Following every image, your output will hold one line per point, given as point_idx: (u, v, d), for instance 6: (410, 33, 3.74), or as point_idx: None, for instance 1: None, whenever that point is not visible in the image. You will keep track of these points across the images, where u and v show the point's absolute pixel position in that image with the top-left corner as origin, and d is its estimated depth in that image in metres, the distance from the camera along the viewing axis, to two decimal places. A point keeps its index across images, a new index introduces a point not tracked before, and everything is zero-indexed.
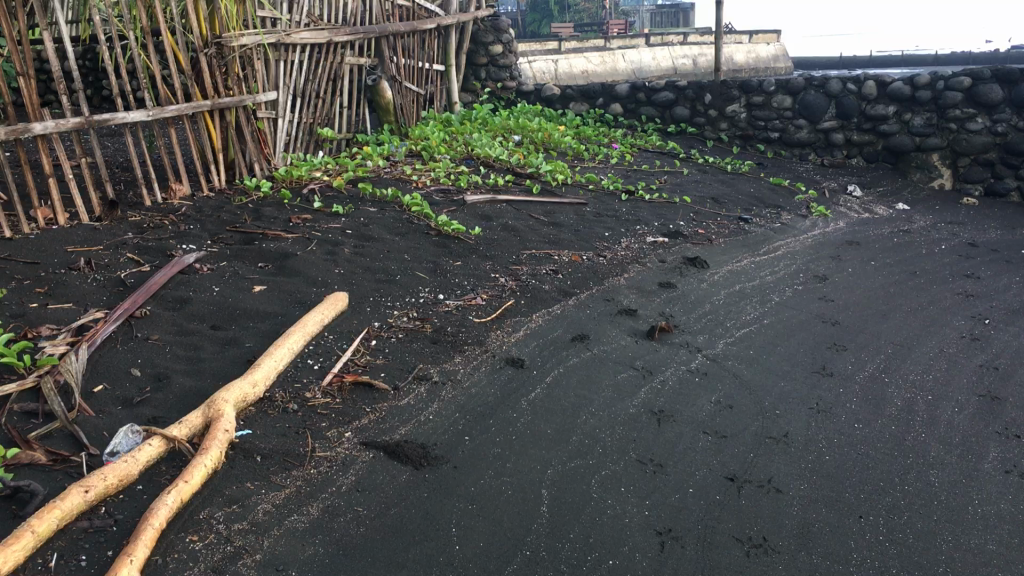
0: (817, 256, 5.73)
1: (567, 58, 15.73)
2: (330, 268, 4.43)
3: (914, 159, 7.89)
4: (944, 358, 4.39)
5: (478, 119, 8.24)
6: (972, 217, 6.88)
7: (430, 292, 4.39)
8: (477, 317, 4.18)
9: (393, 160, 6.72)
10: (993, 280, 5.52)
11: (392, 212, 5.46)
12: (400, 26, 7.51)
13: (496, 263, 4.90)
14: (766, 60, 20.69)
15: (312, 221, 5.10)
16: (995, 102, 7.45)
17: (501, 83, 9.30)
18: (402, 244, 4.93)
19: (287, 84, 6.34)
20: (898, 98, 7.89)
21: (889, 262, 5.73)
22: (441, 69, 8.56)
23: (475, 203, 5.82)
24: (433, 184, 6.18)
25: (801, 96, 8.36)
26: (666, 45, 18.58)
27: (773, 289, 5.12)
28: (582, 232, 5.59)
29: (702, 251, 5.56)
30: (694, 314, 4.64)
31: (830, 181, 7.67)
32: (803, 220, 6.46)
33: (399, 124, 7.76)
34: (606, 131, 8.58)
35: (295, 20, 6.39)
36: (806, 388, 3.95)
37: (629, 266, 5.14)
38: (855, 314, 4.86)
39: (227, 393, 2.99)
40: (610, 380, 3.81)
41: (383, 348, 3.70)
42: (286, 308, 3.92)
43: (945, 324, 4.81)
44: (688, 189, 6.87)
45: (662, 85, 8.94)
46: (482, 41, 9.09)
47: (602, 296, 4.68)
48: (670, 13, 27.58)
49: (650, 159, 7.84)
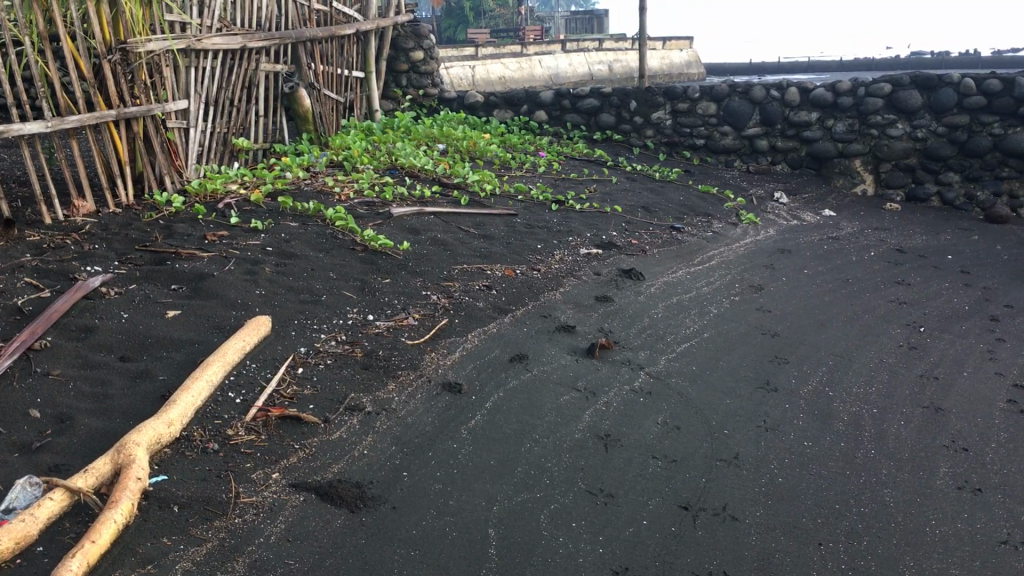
0: (751, 265, 5.67)
1: (484, 64, 15.61)
2: (250, 290, 4.15)
3: (837, 165, 7.96)
4: (885, 368, 4.35)
5: (400, 127, 7.99)
6: (897, 223, 6.93)
7: (358, 312, 4.15)
8: (410, 339, 3.95)
9: (313, 171, 6.44)
10: (924, 286, 5.54)
11: (315, 226, 5.19)
12: (318, 31, 7.23)
13: (427, 279, 4.68)
14: (679, 67, 20.96)
15: (229, 238, 4.80)
16: (914, 108, 7.60)
17: (423, 91, 9.07)
18: (327, 262, 4.67)
19: (199, 93, 6.01)
20: (820, 104, 7.95)
21: (822, 270, 5.71)
22: (361, 76, 8.30)
23: (402, 216, 5.59)
24: (357, 196, 5.92)
25: (725, 102, 8.35)
26: (583, 51, 18.62)
27: (710, 301, 5.02)
28: (513, 245, 5.41)
29: (636, 262, 5.44)
30: (633, 329, 4.50)
31: (756, 188, 7.66)
32: (734, 228, 6.41)
33: (319, 133, 7.46)
34: (531, 139, 8.44)
35: (206, 25, 6.08)
36: (752, 404, 3.84)
37: (564, 280, 4.98)
38: (793, 325, 4.80)
39: (139, 435, 2.70)
40: (552, 403, 3.63)
41: (310, 376, 3.45)
42: (204, 335, 3.63)
43: (882, 332, 4.78)
44: (618, 197, 6.76)
45: (586, 92, 8.83)
46: (403, 48, 8.86)
47: (539, 312, 4.51)
48: (585, 20, 27.74)
49: (578, 167, 7.72)
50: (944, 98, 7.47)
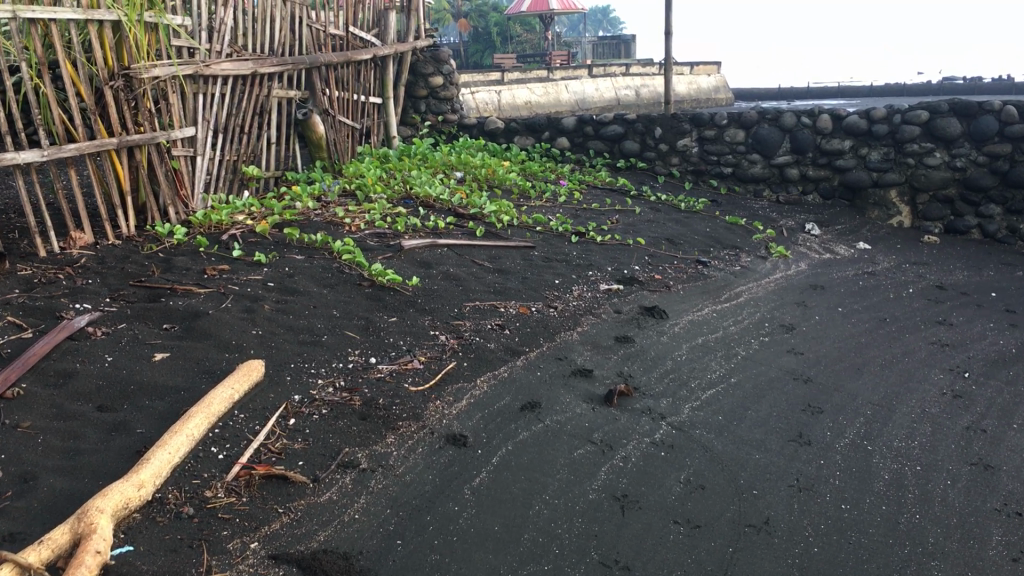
0: (782, 302, 5.36)
1: (510, 89, 15.43)
2: (247, 329, 3.91)
3: (871, 195, 7.63)
4: (929, 418, 4.02)
5: (417, 155, 7.77)
6: (935, 257, 6.60)
7: (360, 354, 3.89)
8: (413, 385, 3.68)
9: (324, 200, 6.22)
10: (967, 327, 5.21)
11: (322, 260, 4.96)
12: (333, 56, 7.04)
13: (436, 317, 4.42)
14: (706, 91, 20.70)
15: (230, 273, 4.57)
16: (953, 136, 7.27)
17: (442, 117, 8.86)
18: (331, 298, 4.42)
19: (207, 119, 5.82)
20: (854, 132, 7.64)
21: (857, 308, 5.39)
22: (378, 102, 8.10)
23: (413, 248, 5.34)
24: (368, 228, 5.69)
25: (754, 129, 8.06)
26: (609, 76, 18.42)
27: (738, 342, 4.72)
28: (530, 280, 5.13)
29: (660, 299, 5.15)
30: (655, 374, 4.20)
31: (786, 219, 7.35)
32: (763, 262, 6.11)
33: (333, 160, 7.26)
34: (552, 167, 8.19)
35: (216, 50, 5.90)
36: (784, 460, 3.53)
37: (582, 318, 4.70)
38: (827, 369, 4.48)
39: (104, 501, 2.45)
40: (565, 458, 3.34)
41: (303, 428, 3.18)
42: (192, 382, 3.38)
43: (924, 378, 4.46)
44: (641, 229, 6.48)
45: (610, 118, 8.57)
46: (422, 73, 8.67)
47: (554, 355, 4.23)
48: (611, 44, 27.60)
49: (600, 197, 7.45)
50: (985, 126, 7.13)
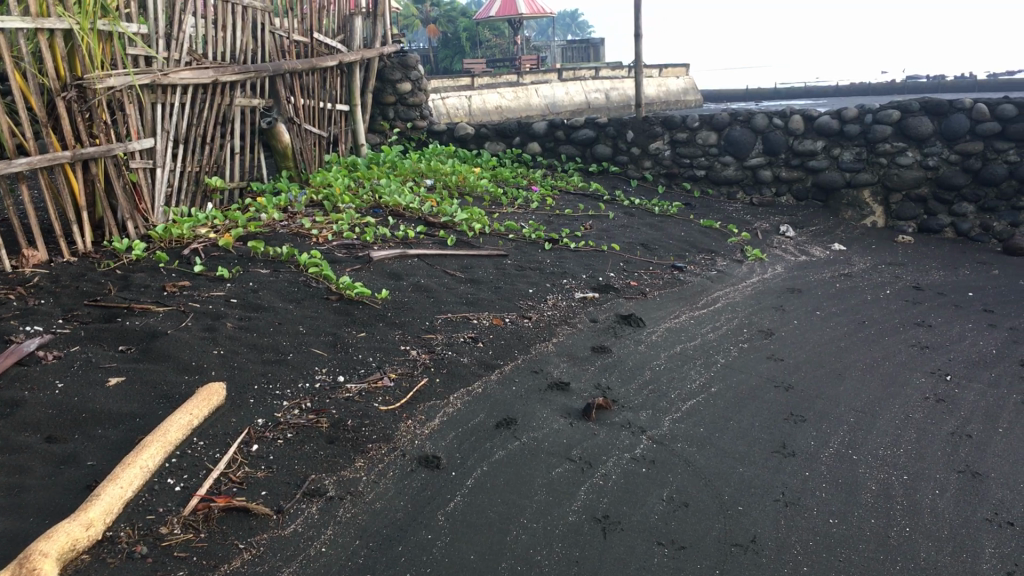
0: (760, 307, 5.26)
1: (480, 93, 15.32)
2: (207, 349, 3.74)
3: (845, 196, 7.57)
4: (912, 424, 3.92)
5: (386, 162, 7.61)
6: (911, 257, 6.54)
7: (327, 373, 3.74)
8: (383, 404, 3.53)
9: (291, 212, 6.05)
10: (946, 328, 5.13)
11: (287, 273, 4.79)
12: (297, 63, 6.88)
13: (407, 331, 4.27)
14: (676, 93, 20.70)
15: (190, 289, 4.40)
16: (925, 135, 7.21)
17: (411, 123, 8.72)
18: (296, 314, 4.26)
19: (166, 130, 5.64)
20: (826, 132, 7.59)
21: (835, 311, 5.30)
22: (346, 109, 7.94)
23: (382, 259, 5.18)
24: (336, 239, 5.53)
25: (726, 131, 7.98)
26: (579, 79, 18.36)
27: (717, 349, 4.61)
28: (502, 290, 5.00)
29: (636, 307, 5.03)
30: (634, 385, 4.08)
31: (761, 221, 7.28)
32: (739, 266, 6.01)
33: (300, 170, 7.08)
34: (524, 173, 8.06)
35: (174, 58, 5.72)
36: (768, 473, 3.41)
37: (557, 328, 4.57)
38: (808, 375, 4.38)
39: (49, 543, 2.29)
40: (543, 477, 3.21)
41: (266, 454, 3.03)
42: (148, 408, 3.22)
43: (906, 383, 4.37)
44: (615, 234, 6.37)
45: (582, 122, 8.47)
46: (390, 79, 8.52)
47: (529, 368, 4.09)
48: (580, 48, 27.59)
49: (573, 202, 7.33)
50: (956, 124, 7.09)
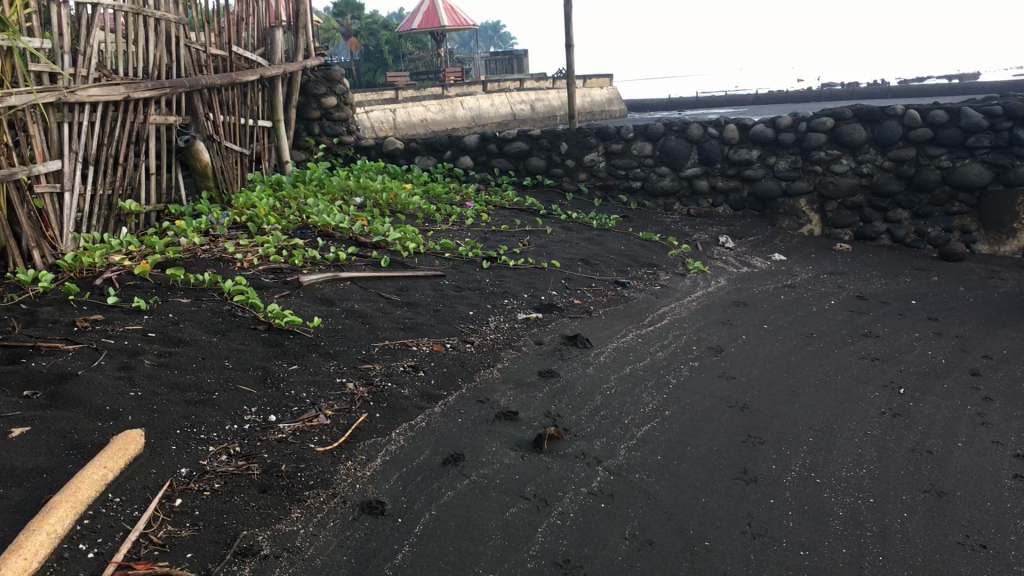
0: (706, 322, 5.13)
1: (406, 107, 15.06)
2: (123, 391, 3.41)
3: (781, 205, 7.54)
4: (872, 443, 3.82)
5: (313, 180, 7.30)
6: (851, 265, 6.51)
7: (257, 412, 3.44)
8: (320, 445, 3.25)
9: (213, 235, 5.72)
10: (894, 338, 5.07)
11: (210, 302, 4.47)
12: (215, 78, 6.54)
13: (342, 362, 4.00)
14: (601, 104, 20.74)
15: (104, 323, 4.05)
16: (858, 142, 7.23)
17: (337, 139, 8.42)
18: (222, 347, 3.95)
19: (75, 151, 5.27)
20: (760, 141, 7.54)
21: (783, 324, 5.20)
22: (269, 125, 7.61)
23: (312, 284, 4.90)
24: (262, 263, 5.22)
25: (660, 142, 7.88)
26: (505, 91, 18.23)
27: (668, 369, 4.44)
28: (441, 312, 4.76)
29: (581, 327, 4.84)
30: (586, 411, 3.88)
31: (699, 233, 7.18)
32: (682, 280, 5.88)
33: (221, 190, 6.73)
34: (457, 188, 7.83)
35: (82, 74, 5.35)
36: (732, 502, 3.24)
37: (501, 353, 4.35)
38: (762, 393, 4.25)
39: None
40: (496, 519, 2.97)
41: (191, 509, 2.73)
42: (56, 463, 2.89)
43: (860, 398, 4.27)
44: (554, 250, 6.18)
45: (514, 135, 8.28)
46: (314, 94, 8.21)
47: (474, 397, 3.85)
48: (504, 60, 27.53)
49: (509, 218, 7.12)
50: (889, 131, 7.12)
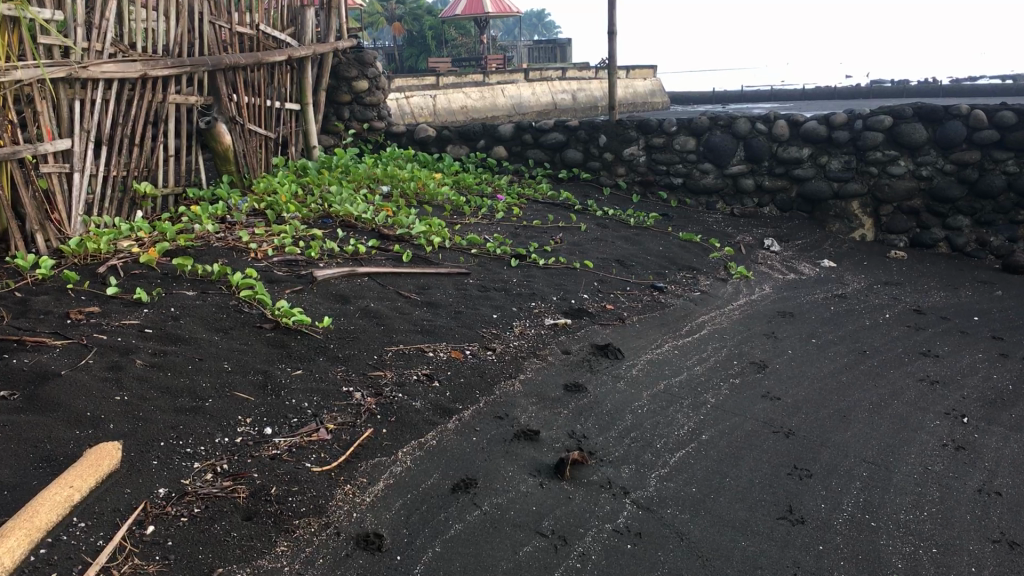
0: (750, 334, 4.76)
1: (445, 93, 14.78)
2: (108, 395, 3.12)
3: (832, 207, 7.11)
4: (932, 482, 3.44)
5: (339, 167, 7.00)
6: (907, 275, 6.08)
7: (252, 423, 3.14)
8: (317, 464, 2.94)
9: (228, 222, 5.43)
10: (954, 359, 4.67)
11: (217, 296, 4.18)
12: (240, 58, 6.25)
13: (351, 368, 3.69)
14: (643, 95, 20.29)
15: (99, 316, 3.77)
16: (918, 143, 6.78)
17: (368, 124, 8.11)
18: (223, 346, 3.66)
19: (86, 130, 5.00)
20: (813, 138, 7.10)
21: (833, 339, 4.81)
22: (296, 108, 7.31)
23: (328, 279, 4.59)
24: (276, 254, 4.91)
25: (705, 137, 7.46)
26: (546, 80, 17.85)
27: (706, 386, 4.08)
28: (463, 315, 4.43)
29: (613, 335, 4.48)
30: (614, 433, 3.53)
31: (744, 234, 6.78)
32: (724, 286, 5.49)
33: (242, 174, 6.44)
34: (489, 179, 7.50)
35: (96, 49, 5.08)
36: (775, 548, 2.88)
37: (525, 362, 4.02)
38: (809, 418, 3.87)
39: None
40: (508, 559, 2.64)
41: (162, 540, 2.43)
42: (21, 478, 2.60)
43: (919, 428, 3.89)
44: (589, 248, 5.82)
45: (551, 125, 7.90)
46: (345, 76, 7.91)
47: (492, 413, 3.52)
48: (546, 49, 27.12)
49: (542, 212, 6.77)
50: (952, 131, 6.66)
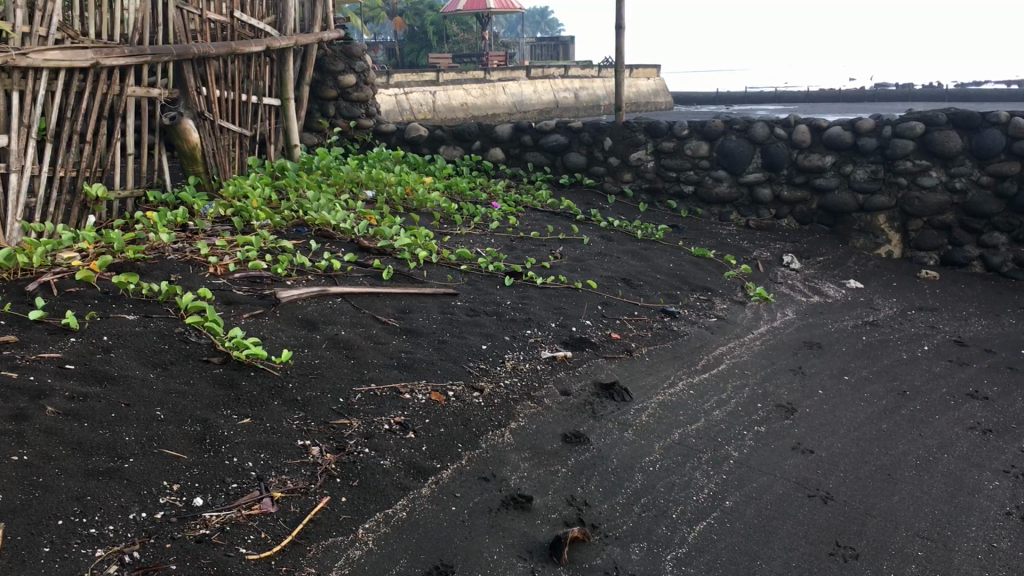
0: (774, 369, 4.19)
1: (445, 89, 14.25)
2: (4, 454, 2.54)
3: (856, 220, 6.54)
4: (1000, 564, 2.85)
5: (320, 169, 6.41)
6: (941, 299, 5.52)
7: (180, 491, 2.57)
8: (254, 549, 2.40)
9: (190, 230, 4.85)
10: (1007, 401, 4.09)
11: (161, 321, 3.60)
12: (210, 47, 5.64)
13: (311, 415, 3.11)
14: (646, 95, 19.74)
15: (15, 348, 3.19)
16: (952, 153, 6.22)
17: (355, 122, 7.53)
18: (159, 387, 3.08)
19: (25, 125, 4.42)
20: (836, 146, 6.53)
21: (869, 376, 4.24)
22: (276, 104, 6.71)
23: (294, 300, 4.01)
24: (239, 269, 4.34)
25: (719, 142, 6.88)
26: (549, 77, 17.30)
27: (726, 435, 3.51)
28: (448, 345, 3.86)
29: (619, 371, 3.91)
30: (621, 500, 2.96)
31: (760, 249, 6.21)
32: (742, 310, 4.93)
33: (212, 175, 5.85)
34: (483, 184, 6.92)
35: (39, 35, 4.50)
36: None
37: (517, 407, 3.44)
38: (849, 477, 3.30)
39: None
40: None
41: None
42: None
43: (975, 490, 3.30)
44: (591, 265, 5.25)
45: (552, 126, 7.33)
46: (331, 70, 7.32)
47: (476, 474, 2.96)
48: (549, 46, 26.56)
49: (541, 222, 6.20)
50: (989, 141, 6.10)
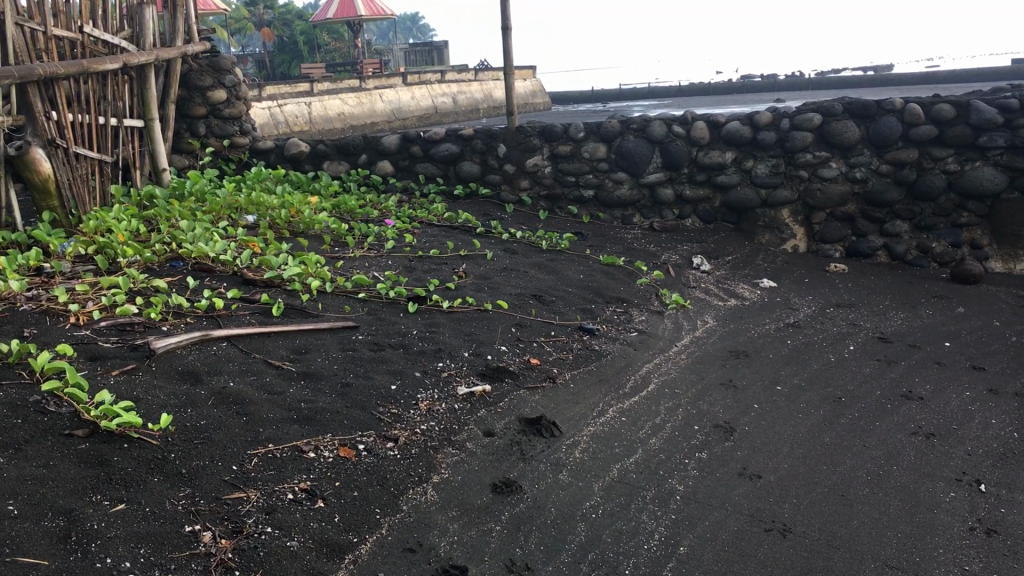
0: (703, 385, 3.93)
1: (321, 99, 13.66)
2: None
3: (760, 216, 6.40)
4: None
5: (193, 195, 5.85)
6: (855, 293, 5.40)
7: None
8: None
9: (44, 274, 4.26)
10: (942, 399, 3.93)
11: (13, 389, 3.05)
12: (59, 66, 5.03)
13: (200, 491, 2.66)
14: (524, 97, 19.52)
15: None
16: (851, 142, 6.14)
17: (228, 140, 6.98)
18: (11, 474, 2.56)
19: None
20: (735, 141, 6.39)
21: (802, 383, 4.03)
22: (139, 125, 6.10)
23: (172, 350, 3.51)
24: (105, 317, 3.80)
25: (617, 142, 6.64)
26: (427, 83, 16.86)
27: (667, 466, 3.22)
28: (352, 389, 3.43)
29: (543, 403, 3.58)
30: (565, 559, 2.62)
31: (669, 252, 6.00)
32: (661, 321, 4.68)
33: (68, 209, 5.23)
34: (373, 200, 6.48)
35: None
36: None
37: (437, 456, 3.06)
38: (803, 503, 3.04)
39: None
40: None
41: None
42: None
43: (933, 505, 3.07)
44: (498, 282, 4.90)
45: (442, 135, 6.95)
46: (198, 85, 6.76)
47: (400, 546, 2.57)
48: (425, 52, 26.12)
49: (438, 238, 5.82)
50: (886, 128, 6.05)
